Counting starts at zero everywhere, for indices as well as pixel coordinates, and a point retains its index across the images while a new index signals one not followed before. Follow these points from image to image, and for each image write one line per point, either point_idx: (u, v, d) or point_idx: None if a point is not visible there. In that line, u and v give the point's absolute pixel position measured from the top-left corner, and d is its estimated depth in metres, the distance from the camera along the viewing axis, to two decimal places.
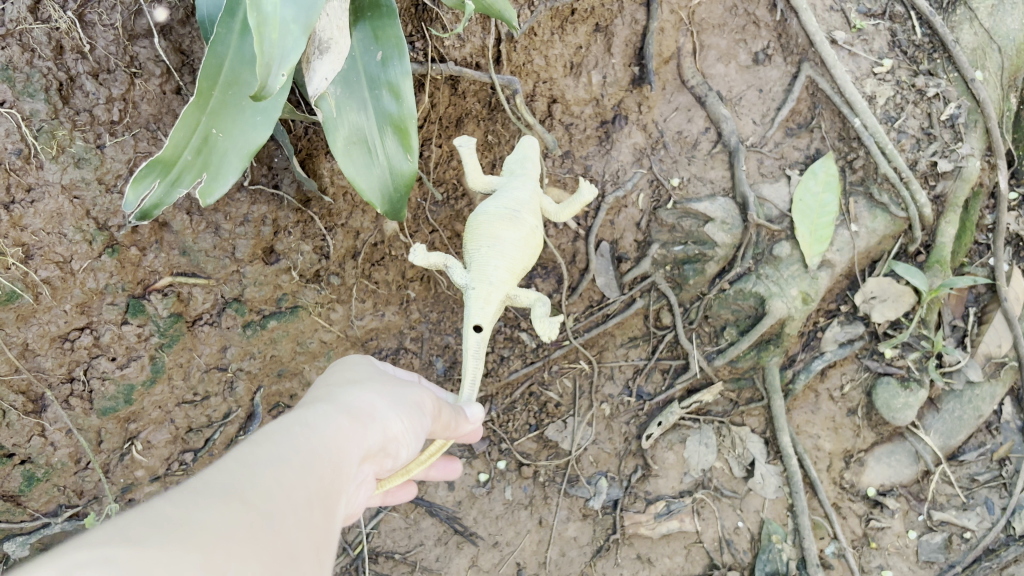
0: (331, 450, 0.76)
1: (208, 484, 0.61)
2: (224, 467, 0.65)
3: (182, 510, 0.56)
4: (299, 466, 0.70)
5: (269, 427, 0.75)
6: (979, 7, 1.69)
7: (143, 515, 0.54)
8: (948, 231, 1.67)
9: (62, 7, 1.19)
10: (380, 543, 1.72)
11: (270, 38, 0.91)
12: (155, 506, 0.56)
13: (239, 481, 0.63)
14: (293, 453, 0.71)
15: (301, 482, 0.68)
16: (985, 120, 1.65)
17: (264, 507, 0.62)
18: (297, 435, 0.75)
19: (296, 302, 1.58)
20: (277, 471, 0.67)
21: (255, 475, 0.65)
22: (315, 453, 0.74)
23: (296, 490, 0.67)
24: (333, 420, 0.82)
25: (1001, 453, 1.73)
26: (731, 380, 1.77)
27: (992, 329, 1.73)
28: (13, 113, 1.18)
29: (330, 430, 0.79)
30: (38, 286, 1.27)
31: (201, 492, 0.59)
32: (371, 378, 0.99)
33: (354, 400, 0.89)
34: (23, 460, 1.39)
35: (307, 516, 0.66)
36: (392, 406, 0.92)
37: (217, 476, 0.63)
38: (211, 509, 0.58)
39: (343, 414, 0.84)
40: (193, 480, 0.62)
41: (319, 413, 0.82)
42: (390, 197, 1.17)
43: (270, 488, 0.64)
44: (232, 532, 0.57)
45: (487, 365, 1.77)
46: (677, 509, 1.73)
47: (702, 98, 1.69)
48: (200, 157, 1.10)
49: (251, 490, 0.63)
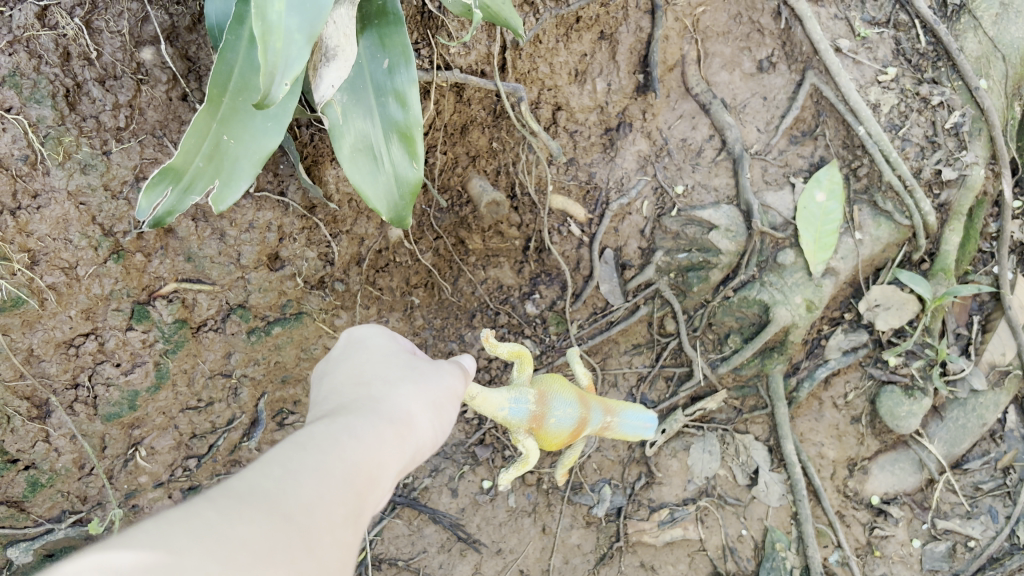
0: (374, 462, 0.74)
1: (251, 492, 0.60)
2: (269, 473, 0.63)
3: (223, 521, 0.55)
4: (342, 478, 0.68)
5: (316, 430, 0.73)
6: (984, 15, 1.69)
7: (186, 523, 0.54)
8: (954, 238, 1.67)
9: (69, 14, 1.19)
10: (384, 550, 1.71)
11: (275, 47, 0.91)
12: (197, 512, 0.56)
13: (283, 491, 0.62)
14: (338, 464, 0.69)
15: (342, 498, 0.67)
16: (989, 128, 1.65)
17: (305, 526, 0.61)
18: (344, 445, 0.72)
19: (301, 309, 1.58)
20: (319, 484, 0.65)
21: (300, 488, 0.64)
22: (359, 464, 0.72)
23: (337, 507, 0.65)
24: (375, 426, 0.79)
25: (1006, 461, 1.72)
26: (735, 388, 1.77)
27: (997, 337, 1.74)
28: (20, 119, 1.18)
29: (375, 440, 0.76)
30: (44, 291, 1.27)
31: (242, 500, 0.59)
32: (409, 365, 0.93)
33: (393, 402, 0.85)
34: (27, 466, 1.39)
35: (345, 535, 0.65)
36: (427, 410, 0.88)
37: (260, 483, 0.62)
38: (252, 524, 0.57)
39: (388, 422, 0.80)
40: (235, 483, 0.61)
41: (362, 419, 0.79)
42: (396, 205, 1.17)
43: (312, 503, 0.63)
44: (270, 552, 0.56)
45: (492, 372, 1.80)
46: (681, 516, 1.73)
47: (706, 105, 1.69)
48: (211, 164, 1.10)
49: (291, 503, 0.61)
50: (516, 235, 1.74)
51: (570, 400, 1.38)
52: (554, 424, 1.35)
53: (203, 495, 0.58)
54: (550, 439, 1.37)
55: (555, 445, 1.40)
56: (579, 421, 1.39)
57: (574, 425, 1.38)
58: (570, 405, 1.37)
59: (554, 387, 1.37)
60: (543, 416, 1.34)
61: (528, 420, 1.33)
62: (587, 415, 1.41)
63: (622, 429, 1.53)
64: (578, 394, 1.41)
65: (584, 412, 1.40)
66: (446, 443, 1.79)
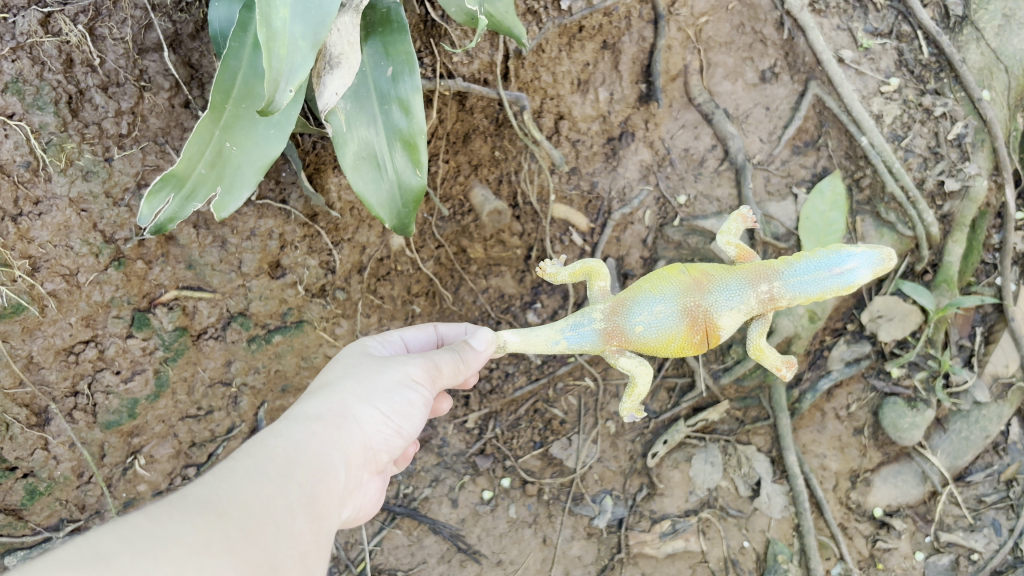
0: (306, 457, 0.84)
1: (184, 498, 0.68)
2: (201, 481, 0.72)
3: (156, 525, 0.63)
4: (275, 475, 0.78)
5: (250, 441, 0.84)
6: (986, 27, 1.70)
7: (120, 530, 0.62)
8: (956, 249, 1.67)
9: (74, 21, 1.19)
10: (383, 560, 1.70)
11: (280, 54, 0.91)
12: (130, 521, 0.63)
13: (215, 494, 0.70)
14: (270, 463, 0.79)
15: (279, 491, 0.76)
16: (992, 139, 1.65)
17: (240, 518, 0.69)
18: (277, 447, 0.83)
19: (301, 317, 1.57)
20: (254, 483, 0.74)
21: (235, 488, 0.72)
22: (291, 461, 0.81)
23: (275, 500, 0.74)
24: (305, 427, 0.89)
25: (1009, 474, 1.72)
26: (737, 399, 1.76)
27: (999, 349, 1.73)
28: (23, 126, 1.18)
29: (305, 438, 0.87)
30: (44, 298, 1.27)
31: (175, 506, 0.66)
32: (352, 367, 1.03)
33: (325, 403, 0.94)
34: (26, 473, 1.39)
35: (287, 522, 0.73)
36: (363, 401, 0.96)
37: (193, 489, 0.70)
38: (185, 524, 0.65)
39: (316, 420, 0.91)
40: (172, 495, 0.69)
41: (296, 427, 0.88)
42: (399, 213, 1.17)
43: (247, 499, 0.72)
44: (205, 544, 0.64)
45: (492, 382, 1.79)
46: (682, 528, 1.72)
47: (708, 115, 1.69)
48: (214, 171, 1.10)
49: (225, 502, 0.70)
50: (518, 243, 1.73)
51: (665, 298, 1.24)
52: (646, 329, 1.24)
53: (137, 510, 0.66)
54: (652, 347, 1.27)
55: (688, 350, 1.27)
56: (682, 315, 1.24)
57: (676, 323, 1.24)
58: (659, 305, 1.23)
59: (640, 292, 1.26)
60: (623, 327, 1.25)
61: (609, 333, 1.26)
62: (702, 301, 1.24)
63: (799, 292, 1.26)
64: (684, 285, 1.25)
65: (689, 304, 1.24)
66: (447, 453, 1.78)
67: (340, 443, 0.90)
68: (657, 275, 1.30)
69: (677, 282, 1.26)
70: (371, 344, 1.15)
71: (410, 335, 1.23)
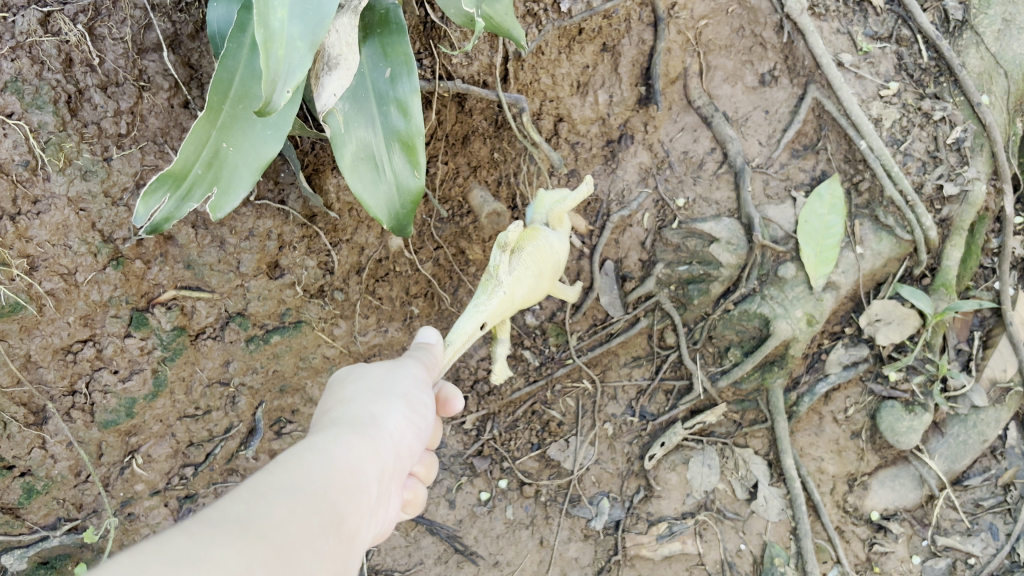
0: (342, 472, 0.79)
1: (221, 517, 0.63)
2: (237, 497, 0.67)
3: (199, 546, 0.58)
4: (310, 493, 0.73)
5: (282, 454, 0.78)
6: (985, 32, 1.70)
7: (161, 550, 0.56)
8: (954, 254, 1.67)
9: (73, 20, 1.19)
10: (381, 561, 1.71)
11: (277, 55, 0.91)
12: (170, 541, 0.58)
13: (254, 514, 0.65)
14: (306, 481, 0.74)
15: (313, 510, 0.71)
16: (991, 144, 1.66)
17: (279, 540, 0.64)
18: (312, 461, 0.78)
19: (300, 317, 1.57)
20: (290, 502, 0.70)
21: (270, 507, 0.68)
22: (326, 478, 0.77)
23: (310, 518, 0.70)
24: (339, 440, 0.84)
25: (1006, 478, 1.72)
26: (735, 402, 1.76)
27: (998, 353, 1.73)
28: (22, 125, 1.18)
29: (344, 452, 0.82)
30: (42, 297, 1.27)
31: (213, 525, 0.62)
32: (368, 381, 0.98)
33: (354, 416, 0.90)
34: (22, 472, 1.39)
35: (321, 545, 0.69)
36: (391, 412, 0.93)
37: (230, 507, 0.65)
38: (227, 545, 0.60)
39: (349, 432, 0.86)
40: (206, 511, 0.64)
41: (332, 441, 0.83)
42: (396, 213, 1.17)
43: (284, 519, 0.67)
44: (248, 566, 0.60)
45: (491, 383, 1.78)
46: (679, 530, 1.72)
47: (707, 119, 1.70)
48: (210, 171, 1.10)
49: (264, 522, 0.65)
50: None
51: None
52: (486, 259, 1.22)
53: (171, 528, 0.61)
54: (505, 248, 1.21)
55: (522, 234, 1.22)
56: None
57: None
58: None
59: None
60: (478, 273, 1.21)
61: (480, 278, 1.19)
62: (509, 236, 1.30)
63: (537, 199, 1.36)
64: None
65: None
66: (444, 454, 1.78)
67: (376, 457, 0.86)
68: None
69: None
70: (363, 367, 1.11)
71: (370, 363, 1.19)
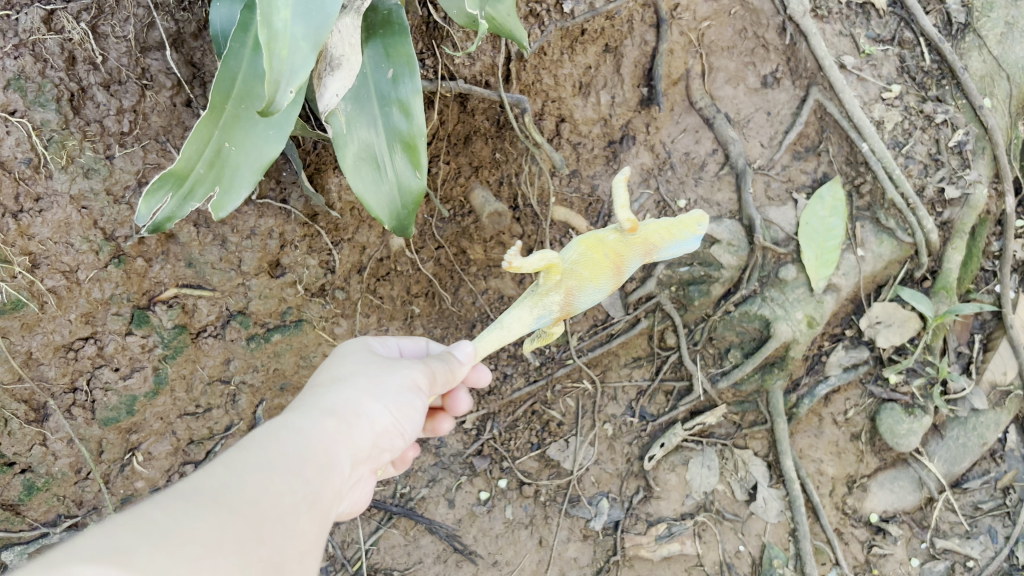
0: (317, 452, 0.79)
1: (195, 491, 0.64)
2: (211, 473, 0.68)
3: (171, 518, 0.59)
4: (286, 471, 0.73)
5: (261, 432, 0.78)
6: (988, 34, 1.70)
7: (134, 523, 0.57)
8: (956, 256, 1.67)
9: (76, 19, 1.19)
10: (380, 559, 1.71)
11: (280, 55, 0.91)
12: (145, 516, 0.58)
13: (228, 489, 0.66)
14: (281, 458, 0.74)
15: (287, 488, 0.71)
16: (992, 147, 1.66)
17: (252, 516, 0.65)
18: (286, 439, 0.78)
19: (301, 316, 1.57)
20: (264, 478, 0.70)
21: (244, 482, 0.68)
22: (302, 458, 0.76)
23: (283, 496, 0.70)
24: (316, 423, 0.84)
25: (1006, 481, 1.73)
26: (735, 403, 1.76)
27: (998, 356, 1.74)
28: (25, 123, 1.18)
29: (319, 432, 0.82)
30: (44, 295, 1.28)
31: (188, 499, 0.62)
32: (355, 367, 0.98)
33: (336, 400, 0.89)
34: (23, 469, 1.40)
35: (294, 521, 0.69)
36: (376, 398, 0.92)
37: (206, 482, 0.66)
38: (200, 517, 0.60)
39: (329, 416, 0.86)
40: (181, 485, 0.65)
41: (307, 421, 0.83)
42: (398, 214, 1.17)
43: (258, 495, 0.67)
44: (220, 539, 0.60)
45: (491, 383, 1.78)
46: (678, 531, 1.73)
47: (710, 120, 1.69)
48: (212, 171, 1.10)
49: (237, 496, 0.66)
50: (518, 245, 1.73)
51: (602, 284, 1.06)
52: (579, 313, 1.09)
53: (145, 503, 0.61)
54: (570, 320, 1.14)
55: None
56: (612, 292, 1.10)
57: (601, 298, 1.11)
58: (600, 294, 1.07)
59: (586, 283, 1.03)
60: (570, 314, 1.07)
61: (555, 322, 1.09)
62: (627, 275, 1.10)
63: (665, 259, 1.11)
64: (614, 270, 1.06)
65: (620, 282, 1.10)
66: (444, 453, 1.78)
67: (351, 439, 0.85)
68: (586, 254, 1.03)
69: (609, 270, 1.05)
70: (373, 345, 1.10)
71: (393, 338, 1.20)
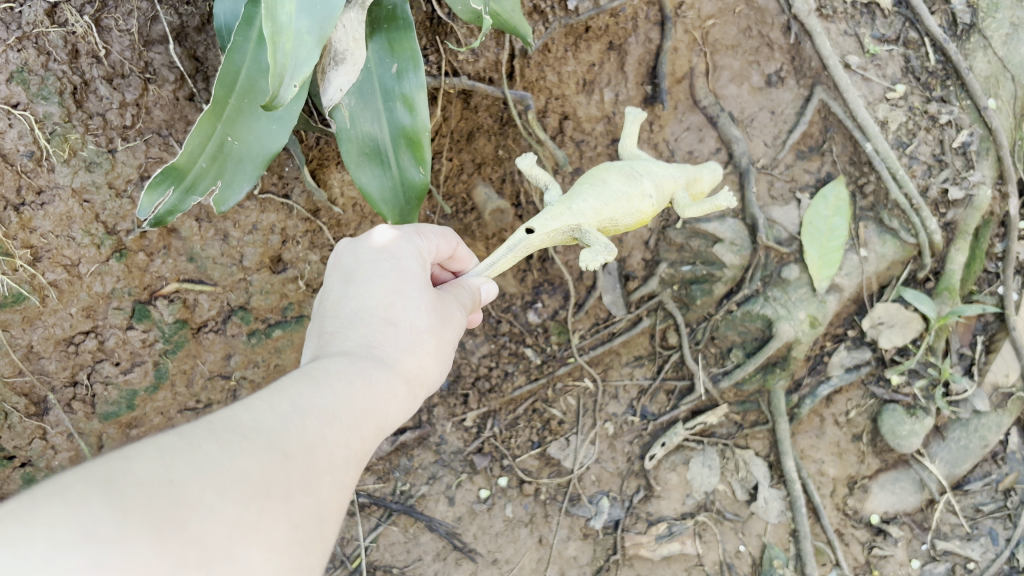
0: (378, 407, 0.83)
1: (254, 428, 0.69)
2: (276, 408, 0.72)
3: (225, 454, 0.64)
4: (344, 425, 0.77)
5: (331, 371, 0.81)
6: (994, 35, 1.69)
7: (190, 452, 0.63)
8: (959, 257, 1.67)
9: (79, 12, 1.18)
10: (380, 556, 1.71)
11: (285, 49, 0.90)
12: (202, 445, 0.64)
13: (285, 431, 0.71)
14: (343, 408, 0.78)
15: (342, 442, 0.75)
16: (997, 148, 1.66)
17: (304, 465, 0.70)
18: (354, 389, 0.81)
19: (302, 312, 1.56)
20: (322, 427, 0.74)
21: (303, 428, 0.72)
22: (362, 412, 0.80)
23: (337, 450, 0.74)
24: (386, 375, 0.86)
25: (1007, 483, 1.72)
26: (736, 403, 1.76)
27: (1000, 358, 1.73)
28: (27, 116, 1.18)
29: (384, 389, 0.85)
30: (45, 288, 1.28)
31: (244, 436, 0.67)
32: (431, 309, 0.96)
33: (406, 355, 0.90)
34: (22, 463, 1.42)
35: (342, 476, 0.74)
36: (437, 362, 0.94)
37: (267, 419, 0.71)
38: (251, 458, 0.66)
39: (396, 372, 0.88)
40: (245, 415, 0.70)
41: (376, 369, 0.86)
42: (400, 209, 1.17)
43: (314, 443, 0.72)
44: (266, 485, 0.65)
45: (492, 381, 1.77)
46: (678, 531, 1.73)
47: (714, 118, 1.68)
48: (215, 165, 1.10)
49: (294, 443, 0.70)
50: None
51: None
52: None
53: (215, 424, 0.67)
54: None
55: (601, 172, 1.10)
56: None
57: None
58: None
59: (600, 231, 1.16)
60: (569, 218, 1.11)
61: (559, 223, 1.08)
62: None
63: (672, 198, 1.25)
64: None
65: None
66: (445, 451, 1.77)
67: (407, 403, 0.89)
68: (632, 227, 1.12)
69: None
70: (422, 252, 0.99)
71: (429, 228, 1.03)
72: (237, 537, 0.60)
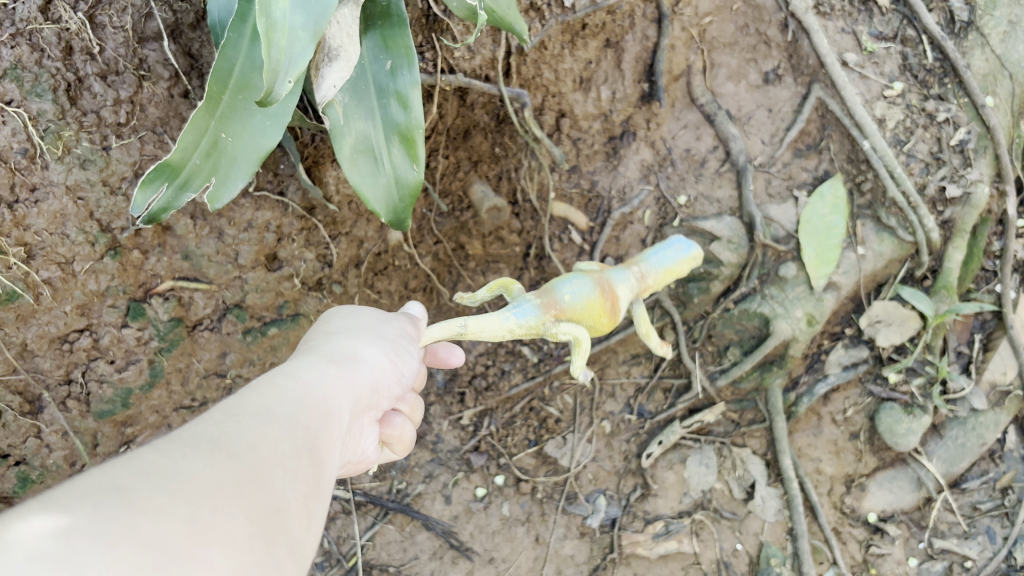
0: (312, 394, 0.88)
1: (194, 436, 0.68)
2: (210, 419, 0.73)
3: (171, 462, 0.62)
4: (285, 420, 0.80)
5: (262, 381, 0.87)
6: (991, 33, 1.68)
7: (136, 464, 0.61)
8: (956, 255, 1.66)
9: (73, 8, 1.18)
10: (375, 556, 1.69)
11: (279, 45, 0.89)
12: (145, 457, 0.62)
13: (226, 435, 0.71)
14: (277, 406, 0.81)
15: (285, 435, 0.77)
16: (995, 146, 1.65)
17: (250, 462, 0.69)
18: (282, 389, 0.86)
19: (297, 310, 1.56)
20: (262, 426, 0.76)
21: (244, 430, 0.73)
22: (299, 403, 0.85)
23: (281, 441, 0.76)
24: (319, 371, 0.94)
25: (1005, 481, 1.72)
26: (733, 401, 1.76)
27: (998, 356, 1.72)
28: (20, 113, 1.17)
29: (314, 378, 0.92)
30: (39, 286, 1.27)
31: (187, 444, 0.66)
32: (358, 319, 1.12)
33: (335, 348, 1.01)
34: (18, 461, 1.39)
35: (293, 466, 0.75)
36: (372, 347, 1.05)
37: (204, 428, 0.70)
38: (198, 462, 0.64)
39: (327, 362, 0.97)
40: (180, 429, 0.69)
41: (302, 366, 0.94)
42: (394, 206, 1.17)
43: (255, 442, 0.72)
44: (218, 483, 0.64)
45: (489, 379, 1.78)
46: (676, 529, 1.72)
47: (711, 116, 1.68)
48: (209, 161, 1.09)
49: (235, 441, 0.70)
50: (517, 241, 1.75)
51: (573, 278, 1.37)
52: (568, 299, 1.33)
53: (152, 441, 0.66)
54: (581, 317, 1.35)
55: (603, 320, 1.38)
56: (594, 284, 1.37)
57: (592, 288, 1.36)
58: (575, 278, 1.36)
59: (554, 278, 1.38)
60: (555, 298, 1.33)
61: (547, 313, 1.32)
62: (603, 275, 1.40)
63: (660, 263, 1.47)
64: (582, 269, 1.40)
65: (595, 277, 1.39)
66: (441, 449, 1.77)
67: (349, 381, 0.96)
68: None
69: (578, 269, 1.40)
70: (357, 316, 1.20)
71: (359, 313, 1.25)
72: (194, 535, 0.57)
